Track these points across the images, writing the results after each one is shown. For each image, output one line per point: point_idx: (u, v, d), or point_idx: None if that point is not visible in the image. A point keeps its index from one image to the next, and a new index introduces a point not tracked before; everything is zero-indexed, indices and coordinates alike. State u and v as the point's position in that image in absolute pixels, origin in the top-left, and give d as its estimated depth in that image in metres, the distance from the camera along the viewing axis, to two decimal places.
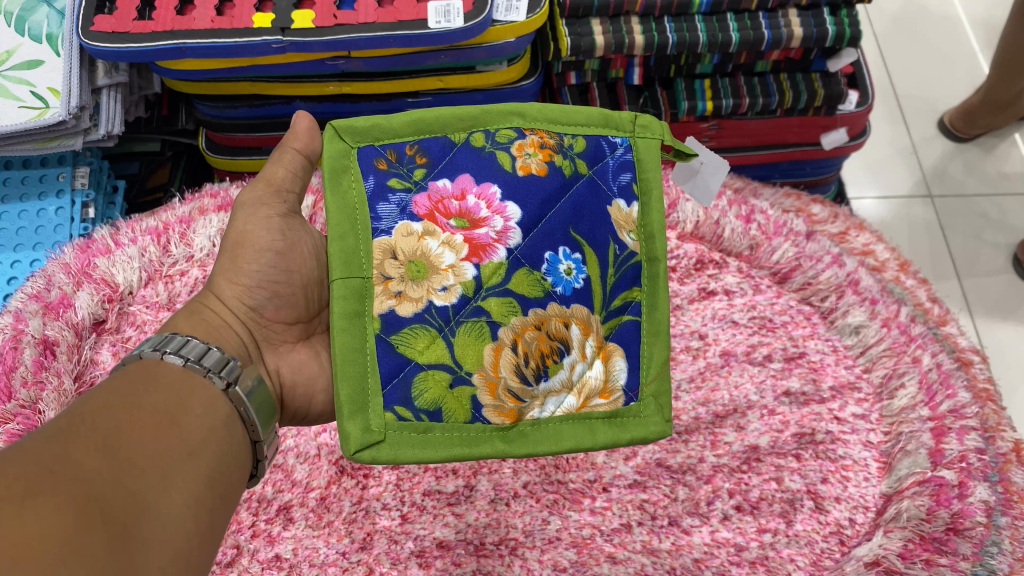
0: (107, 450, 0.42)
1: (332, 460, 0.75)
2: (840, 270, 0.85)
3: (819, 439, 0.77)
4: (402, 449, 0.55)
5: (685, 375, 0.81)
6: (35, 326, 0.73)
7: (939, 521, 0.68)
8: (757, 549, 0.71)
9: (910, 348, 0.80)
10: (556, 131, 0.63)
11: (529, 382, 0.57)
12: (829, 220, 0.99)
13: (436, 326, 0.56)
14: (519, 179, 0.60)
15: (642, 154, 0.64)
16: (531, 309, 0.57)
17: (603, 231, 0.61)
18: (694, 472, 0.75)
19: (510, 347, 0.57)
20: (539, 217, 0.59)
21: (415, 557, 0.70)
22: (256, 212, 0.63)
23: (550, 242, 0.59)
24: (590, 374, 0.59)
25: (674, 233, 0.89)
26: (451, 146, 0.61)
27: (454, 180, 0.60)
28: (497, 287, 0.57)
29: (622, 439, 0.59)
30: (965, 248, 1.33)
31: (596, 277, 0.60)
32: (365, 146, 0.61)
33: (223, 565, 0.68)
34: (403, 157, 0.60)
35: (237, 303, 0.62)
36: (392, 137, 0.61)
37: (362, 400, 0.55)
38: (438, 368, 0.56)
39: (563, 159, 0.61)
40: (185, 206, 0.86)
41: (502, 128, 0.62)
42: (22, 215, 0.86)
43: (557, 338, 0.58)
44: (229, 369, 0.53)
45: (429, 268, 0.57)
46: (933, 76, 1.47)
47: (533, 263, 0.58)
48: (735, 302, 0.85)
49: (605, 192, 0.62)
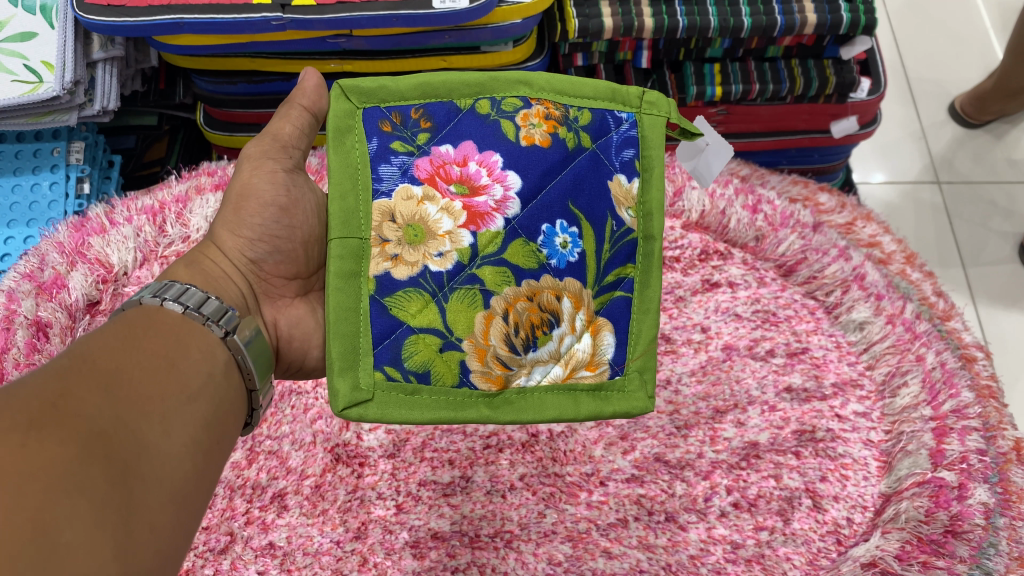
0: (109, 387, 0.41)
1: (327, 447, 0.74)
2: (846, 265, 0.84)
3: (820, 437, 0.76)
4: (389, 409, 0.54)
5: (686, 368, 0.80)
6: (28, 307, 0.72)
7: (938, 523, 0.68)
8: (753, 547, 0.70)
9: (915, 345, 0.79)
10: (562, 103, 0.61)
11: (518, 351, 0.56)
12: (836, 210, 0.97)
13: (429, 291, 0.55)
14: (522, 149, 0.58)
15: (648, 132, 0.62)
16: (524, 280, 0.56)
17: (602, 206, 0.59)
18: (692, 468, 0.74)
19: (501, 316, 0.56)
20: (539, 189, 0.57)
21: (409, 547, 0.70)
22: (261, 166, 0.62)
23: (548, 215, 0.57)
24: (579, 348, 0.58)
25: (679, 221, 0.88)
26: (457, 112, 0.59)
27: (457, 145, 0.58)
28: (492, 256, 0.56)
29: (604, 412, 0.58)
30: (971, 236, 1.31)
31: (591, 252, 0.58)
32: (370, 106, 0.59)
33: (216, 552, 0.68)
34: (407, 120, 0.58)
35: (239, 254, 0.61)
36: (397, 99, 0.59)
37: (353, 358, 0.54)
38: (429, 332, 0.55)
39: (567, 132, 0.59)
40: (181, 184, 0.84)
41: (509, 97, 0.60)
42: (15, 189, 0.84)
43: (549, 310, 0.57)
44: (228, 318, 0.52)
45: (427, 233, 0.56)
46: (945, 58, 1.44)
47: (530, 234, 0.57)
48: (738, 295, 0.84)
49: (607, 167, 0.60)
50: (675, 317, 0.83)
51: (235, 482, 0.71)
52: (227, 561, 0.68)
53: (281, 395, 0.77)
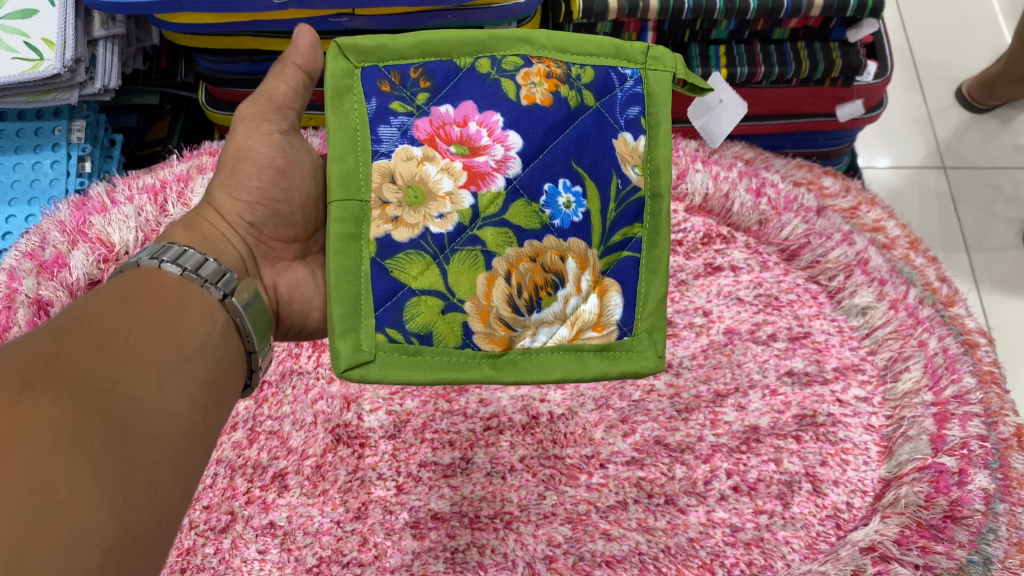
0: (105, 346, 0.41)
1: (328, 428, 0.74)
2: (849, 249, 0.83)
3: (820, 421, 0.76)
4: (391, 370, 0.54)
5: (687, 352, 0.80)
6: (29, 285, 0.73)
7: (937, 508, 0.68)
8: (752, 531, 0.71)
9: (918, 330, 0.79)
10: (564, 60, 0.60)
11: (521, 312, 0.56)
12: (840, 194, 0.97)
13: (431, 253, 0.55)
14: (524, 109, 0.57)
15: (653, 88, 0.61)
16: (526, 241, 0.56)
17: (607, 164, 0.58)
18: (692, 452, 0.75)
19: (504, 277, 0.56)
20: (541, 148, 0.57)
21: (409, 528, 0.70)
22: (256, 128, 0.60)
23: (550, 174, 0.57)
24: (586, 309, 0.58)
25: (682, 205, 0.87)
26: (457, 71, 0.58)
27: (457, 106, 0.57)
28: (493, 218, 0.56)
29: (611, 372, 0.59)
30: (975, 222, 1.31)
31: (595, 211, 0.58)
32: (368, 66, 0.57)
33: (217, 531, 0.69)
34: (407, 80, 0.57)
35: (237, 219, 0.60)
36: (395, 57, 0.57)
37: (354, 321, 0.54)
38: (431, 294, 0.55)
39: (569, 90, 0.58)
40: (183, 163, 0.84)
41: (510, 55, 0.59)
42: (16, 167, 0.84)
43: (552, 271, 0.57)
44: (226, 281, 0.52)
45: (427, 195, 0.55)
46: (953, 41, 1.43)
47: (532, 194, 0.56)
48: (741, 279, 0.83)
49: (611, 125, 0.59)
50: (677, 301, 0.82)
51: (236, 461, 0.72)
52: (228, 539, 0.68)
53: (282, 376, 0.76)
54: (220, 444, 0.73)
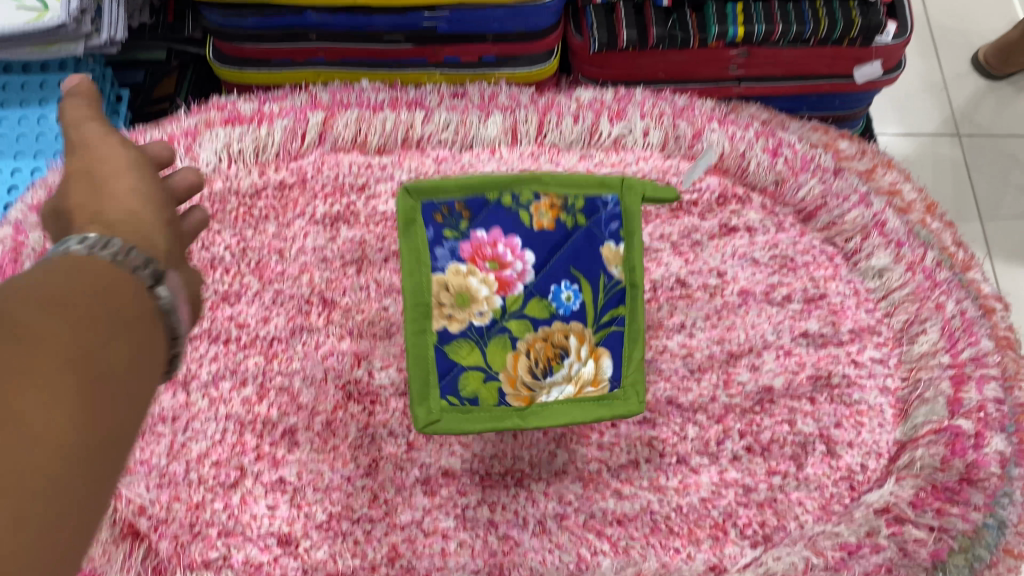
0: (60, 299, 0.39)
1: (338, 385, 0.73)
2: (867, 211, 0.82)
3: (835, 382, 0.75)
4: (454, 425, 0.62)
5: (701, 313, 0.78)
6: (36, 238, 0.73)
7: (953, 470, 0.68)
8: (766, 491, 0.71)
9: (934, 294, 0.78)
10: (561, 192, 0.67)
11: (540, 378, 0.62)
12: (857, 157, 0.95)
13: (474, 337, 0.62)
14: (539, 233, 0.65)
15: (629, 206, 0.67)
16: (541, 326, 0.62)
17: (596, 267, 0.65)
18: (705, 412, 0.74)
19: (526, 354, 0.62)
20: (548, 261, 0.64)
21: (420, 484, 0.70)
22: (100, 127, 0.58)
23: (553, 277, 0.63)
24: (586, 370, 0.63)
25: (698, 164, 0.85)
26: (487, 203, 0.66)
27: (489, 231, 0.64)
28: (516, 311, 0.62)
29: (603, 416, 0.63)
30: (990, 191, 1.29)
31: (589, 301, 0.64)
32: (426, 200, 0.66)
33: (227, 486, 0.69)
34: (453, 212, 0.65)
35: (120, 210, 0.51)
36: (442, 192, 0.66)
37: (425, 391, 0.62)
38: (476, 369, 0.62)
39: (567, 214, 0.66)
40: (192, 117, 0.82)
41: (524, 188, 0.67)
42: (21, 121, 0.83)
43: (561, 341, 0.63)
44: (114, 247, 0.45)
45: (472, 297, 0.63)
46: (970, 7, 1.41)
47: (542, 292, 0.63)
48: (757, 240, 0.82)
49: (599, 237, 0.66)
50: (691, 262, 0.81)
51: (245, 417, 0.72)
52: (237, 495, 0.69)
53: (292, 332, 0.75)
54: (229, 400, 0.72)
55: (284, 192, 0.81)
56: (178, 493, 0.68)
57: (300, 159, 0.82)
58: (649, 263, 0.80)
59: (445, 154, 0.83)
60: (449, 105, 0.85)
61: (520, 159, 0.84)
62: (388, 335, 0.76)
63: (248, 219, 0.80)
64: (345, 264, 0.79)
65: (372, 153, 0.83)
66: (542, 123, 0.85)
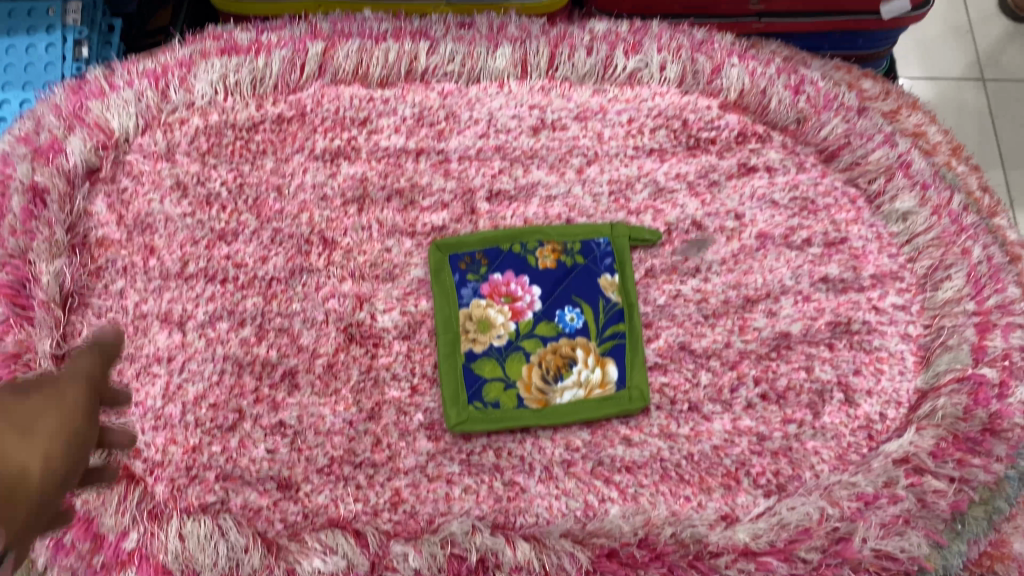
0: None
1: (340, 327, 0.71)
2: (891, 151, 0.78)
3: (855, 329, 0.72)
4: (480, 424, 0.67)
5: (717, 256, 0.75)
6: (24, 172, 0.70)
7: (976, 421, 0.66)
8: (781, 440, 0.68)
9: (961, 239, 0.74)
10: (563, 241, 0.73)
11: (552, 385, 0.69)
12: (880, 98, 0.91)
13: (493, 355, 0.70)
14: (546, 272, 0.72)
15: (621, 254, 0.73)
16: (548, 342, 0.70)
17: (595, 292, 0.71)
18: (719, 358, 0.71)
19: (538, 365, 0.69)
20: (555, 286, 0.72)
21: (424, 429, 0.68)
22: (80, 394, 0.59)
23: (559, 302, 0.71)
24: (592, 376, 0.69)
25: (716, 101, 0.81)
26: (502, 251, 0.73)
27: (504, 272, 0.72)
28: (527, 331, 0.70)
29: (609, 410, 0.68)
30: (1015, 138, 1.23)
31: (592, 316, 0.71)
32: (453, 253, 0.73)
33: (225, 429, 0.67)
34: (474, 262, 0.73)
35: (16, 461, 0.48)
36: (463, 245, 0.73)
37: (453, 397, 0.68)
38: (496, 380, 0.69)
39: (568, 255, 0.73)
40: (185, 48, 0.80)
41: (531, 240, 0.73)
42: (10, 50, 0.81)
43: (569, 353, 0.70)
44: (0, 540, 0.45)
45: (490, 323, 0.70)
46: None
47: (550, 314, 0.71)
48: (776, 181, 0.78)
49: (596, 269, 0.72)
50: (708, 204, 0.77)
51: (244, 359, 0.69)
52: (236, 438, 0.67)
53: (292, 273, 0.73)
54: (227, 340, 0.70)
55: (283, 126, 0.77)
56: (174, 436, 0.66)
57: (300, 92, 0.79)
58: (662, 205, 0.77)
59: (451, 87, 0.80)
60: (455, 36, 0.82)
61: (530, 93, 0.80)
62: (391, 278, 0.73)
63: (246, 154, 0.76)
64: (346, 203, 0.75)
65: (374, 86, 0.80)
66: (554, 55, 0.82)
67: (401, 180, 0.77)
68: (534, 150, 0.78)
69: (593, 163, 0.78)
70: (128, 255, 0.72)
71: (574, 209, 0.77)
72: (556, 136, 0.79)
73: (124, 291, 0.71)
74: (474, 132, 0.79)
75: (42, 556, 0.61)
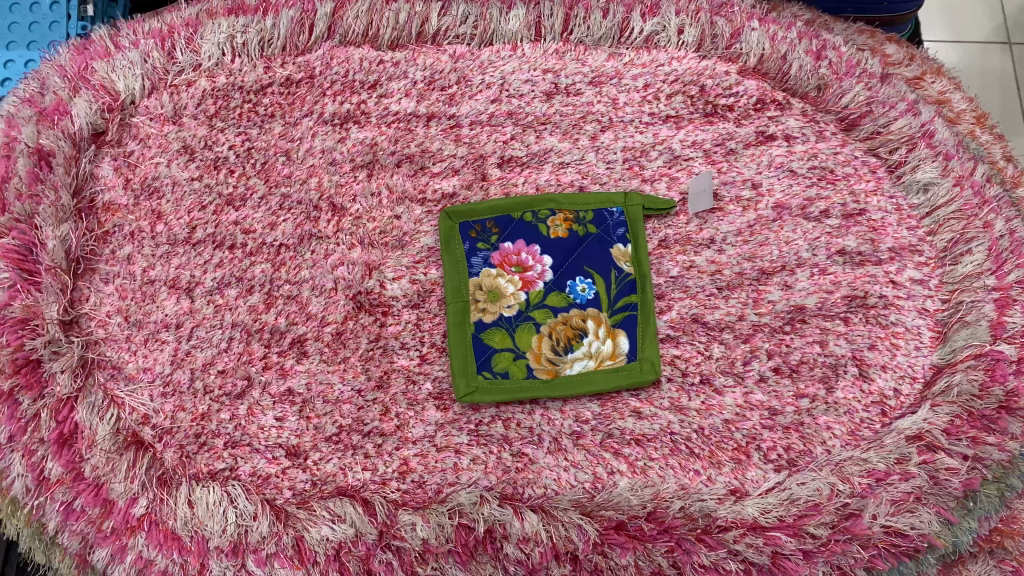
0: None
1: (349, 295, 0.71)
2: (914, 120, 0.75)
3: (871, 303, 0.71)
4: (490, 393, 0.67)
5: (732, 228, 0.74)
6: (29, 134, 0.68)
7: (992, 398, 0.63)
8: (792, 415, 0.68)
9: (983, 212, 0.71)
10: (574, 210, 0.72)
11: (561, 357, 0.68)
12: (904, 63, 0.89)
13: (503, 325, 0.68)
14: (558, 241, 0.70)
15: (633, 225, 0.72)
16: (558, 313, 0.68)
17: (606, 263, 0.70)
18: (732, 331, 0.71)
19: (548, 336, 0.68)
20: (567, 256, 0.70)
21: (433, 399, 0.68)
22: None
23: (570, 272, 0.69)
24: (602, 348, 0.68)
25: (735, 67, 0.79)
26: (513, 220, 0.71)
27: (515, 241, 0.70)
28: (538, 302, 0.68)
29: (618, 381, 0.68)
30: None
31: (603, 288, 0.69)
32: (464, 221, 0.72)
33: (233, 397, 0.67)
34: (484, 230, 0.71)
35: None
36: (475, 214, 0.72)
37: (462, 367, 0.67)
38: (505, 350, 0.68)
39: (580, 224, 0.71)
40: (193, 8, 0.78)
41: (542, 209, 0.72)
42: (13, 9, 0.80)
43: (579, 324, 0.68)
44: None
45: (500, 292, 0.69)
46: None
47: (561, 284, 0.69)
48: (795, 149, 0.76)
49: (609, 239, 0.71)
50: (723, 172, 0.76)
51: (252, 326, 0.69)
52: (244, 406, 0.67)
53: (301, 239, 0.72)
54: (235, 307, 0.69)
55: (291, 88, 0.76)
56: (182, 403, 0.66)
57: (308, 54, 0.77)
58: (677, 173, 0.76)
59: (463, 49, 0.78)
60: None
61: (544, 56, 0.78)
62: (401, 245, 0.73)
63: (253, 117, 0.75)
64: (355, 168, 0.74)
65: (384, 48, 0.78)
66: (569, 17, 0.79)
67: (412, 144, 0.75)
68: (547, 116, 0.77)
69: (607, 129, 0.77)
70: (135, 220, 0.71)
71: (587, 176, 0.75)
72: (569, 101, 0.77)
73: (131, 257, 0.70)
74: (486, 96, 0.77)
75: (53, 520, 0.61)
